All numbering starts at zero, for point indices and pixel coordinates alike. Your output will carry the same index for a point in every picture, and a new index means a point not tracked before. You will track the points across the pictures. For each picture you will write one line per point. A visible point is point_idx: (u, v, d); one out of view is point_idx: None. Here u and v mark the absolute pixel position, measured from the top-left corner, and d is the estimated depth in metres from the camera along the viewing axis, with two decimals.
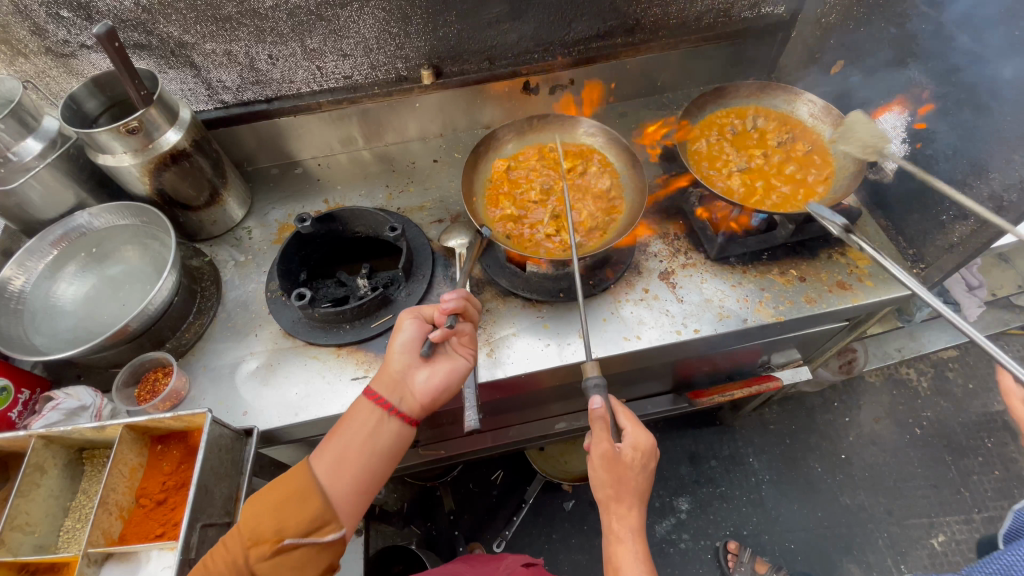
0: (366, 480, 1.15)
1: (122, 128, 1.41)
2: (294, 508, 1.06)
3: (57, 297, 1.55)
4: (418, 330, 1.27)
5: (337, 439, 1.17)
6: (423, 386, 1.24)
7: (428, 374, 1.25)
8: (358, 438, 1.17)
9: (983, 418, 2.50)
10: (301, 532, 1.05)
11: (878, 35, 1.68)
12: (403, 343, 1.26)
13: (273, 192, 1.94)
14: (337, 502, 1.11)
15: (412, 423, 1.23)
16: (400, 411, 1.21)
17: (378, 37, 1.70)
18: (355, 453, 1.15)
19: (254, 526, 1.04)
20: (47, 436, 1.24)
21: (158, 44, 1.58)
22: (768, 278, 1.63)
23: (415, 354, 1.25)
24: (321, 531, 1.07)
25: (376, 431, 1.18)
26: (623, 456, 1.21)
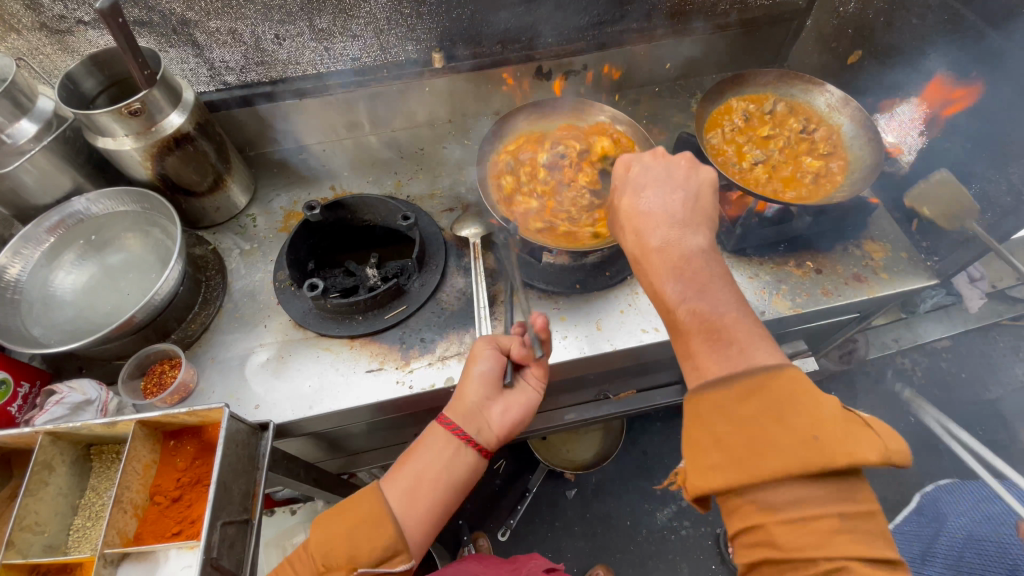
0: (436, 513, 1.02)
1: (124, 110, 1.33)
2: (366, 534, 0.95)
3: (55, 287, 1.49)
4: (497, 359, 1.19)
5: (411, 465, 1.06)
6: (502, 420, 1.16)
7: (502, 409, 1.17)
8: (431, 467, 1.05)
9: (976, 407, 2.54)
10: (376, 557, 0.93)
11: (899, 26, 1.66)
12: (482, 374, 1.17)
13: (277, 177, 1.89)
14: (410, 533, 0.98)
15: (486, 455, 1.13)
16: (477, 442, 1.10)
17: (389, 17, 1.64)
18: (428, 485, 1.03)
19: (326, 550, 0.94)
20: (53, 433, 1.19)
21: (160, 21, 1.50)
22: (785, 271, 1.62)
23: (494, 387, 1.17)
24: (395, 560, 0.95)
25: (449, 464, 1.06)
26: (632, 193, 1.06)
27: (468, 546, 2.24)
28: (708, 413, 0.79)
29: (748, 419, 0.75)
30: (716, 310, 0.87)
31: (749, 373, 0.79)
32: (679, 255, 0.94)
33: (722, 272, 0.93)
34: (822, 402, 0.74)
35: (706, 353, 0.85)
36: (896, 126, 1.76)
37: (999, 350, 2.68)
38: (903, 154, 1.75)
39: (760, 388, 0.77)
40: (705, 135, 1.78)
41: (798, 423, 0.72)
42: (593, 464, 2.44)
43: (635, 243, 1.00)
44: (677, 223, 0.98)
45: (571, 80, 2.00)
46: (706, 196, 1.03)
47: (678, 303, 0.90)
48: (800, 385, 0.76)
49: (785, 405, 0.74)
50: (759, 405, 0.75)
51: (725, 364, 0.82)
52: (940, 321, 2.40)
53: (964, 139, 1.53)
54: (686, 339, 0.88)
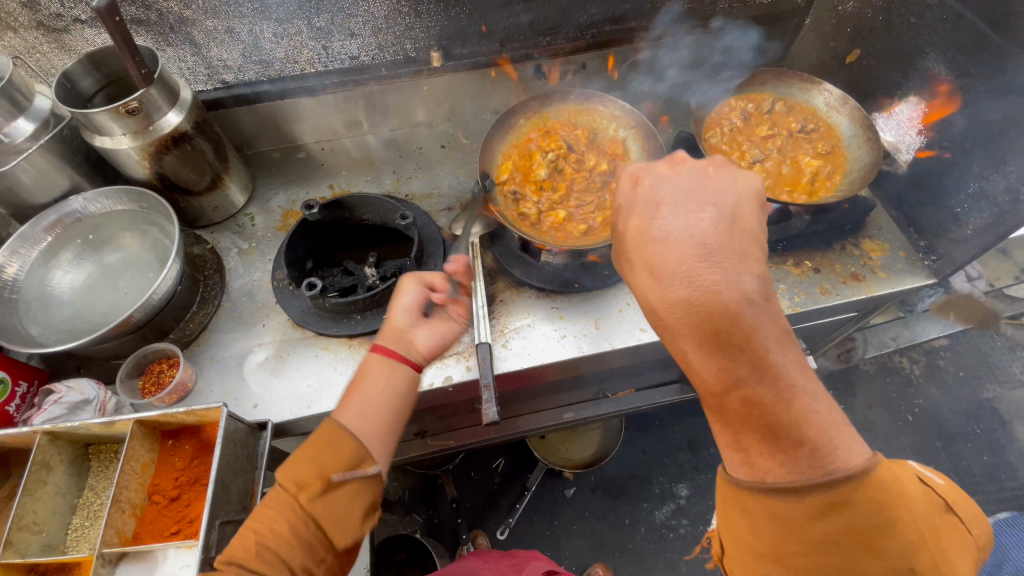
0: (392, 426, 1.10)
1: (122, 109, 1.33)
2: (331, 451, 1.00)
3: (53, 286, 1.48)
4: (421, 294, 1.26)
5: (357, 394, 1.10)
6: (426, 341, 1.23)
7: (428, 333, 1.25)
8: (379, 390, 1.11)
9: (973, 405, 2.55)
10: (346, 468, 0.99)
11: (898, 25, 1.66)
12: (408, 305, 1.24)
13: (275, 176, 1.88)
14: (371, 443, 1.05)
15: (419, 371, 1.21)
16: (407, 360, 1.18)
17: (387, 16, 1.64)
18: (379, 402, 1.10)
19: (295, 475, 0.97)
20: (51, 432, 1.19)
21: (157, 20, 1.49)
22: (783, 270, 1.62)
23: (418, 316, 1.25)
24: (364, 467, 1.01)
25: (391, 382, 1.13)
26: (644, 215, 1.01)
27: (468, 544, 2.25)
28: (767, 519, 0.79)
29: (827, 537, 0.75)
30: (779, 397, 0.83)
31: (832, 485, 0.76)
32: (723, 314, 0.87)
33: (772, 334, 0.87)
34: (911, 513, 0.76)
35: (766, 450, 0.83)
36: (894, 126, 1.76)
37: (997, 349, 2.69)
38: (901, 154, 1.74)
39: (844, 506, 0.75)
40: (704, 134, 1.78)
41: (888, 551, 0.74)
42: (591, 462, 2.44)
43: (654, 286, 0.95)
44: (703, 255, 0.92)
45: (570, 78, 2.00)
46: (743, 216, 0.97)
47: (722, 383, 0.86)
48: (887, 500, 0.75)
49: (873, 530, 0.74)
50: (835, 523, 0.75)
51: (793, 469, 0.80)
52: (937, 320, 2.40)
53: (961, 139, 1.53)
54: (739, 427, 0.86)
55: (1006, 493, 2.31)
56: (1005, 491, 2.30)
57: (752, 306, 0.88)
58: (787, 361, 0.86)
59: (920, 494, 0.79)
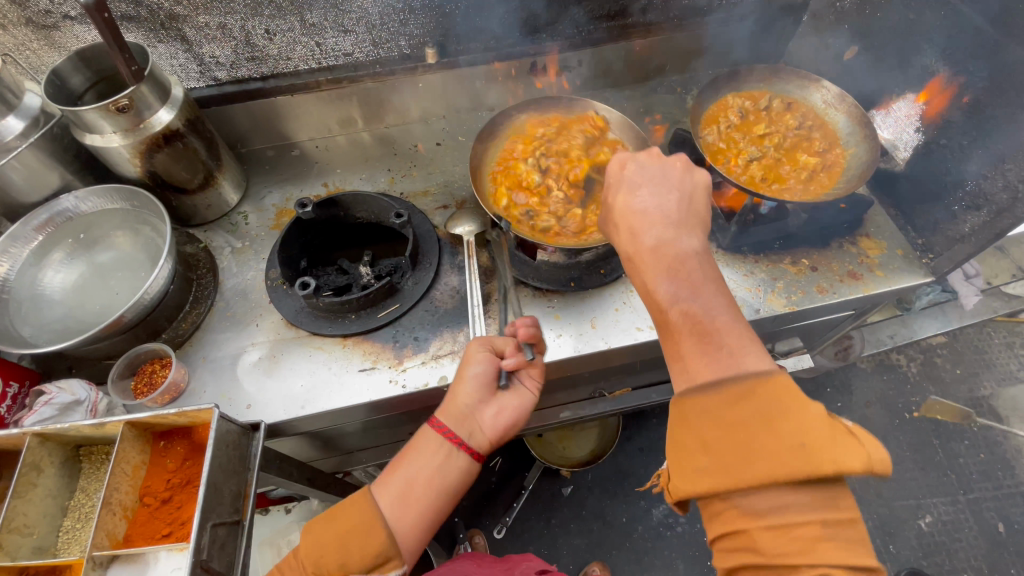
0: (430, 516, 1.01)
1: (112, 106, 1.32)
2: (356, 541, 0.94)
3: (44, 286, 1.47)
4: (491, 362, 1.17)
5: (402, 469, 1.04)
6: (493, 422, 1.14)
7: (495, 413, 1.15)
8: (425, 471, 1.04)
9: (970, 402, 2.55)
10: (366, 567, 0.93)
11: (896, 21, 1.64)
12: (477, 376, 1.15)
13: (269, 174, 1.87)
14: (403, 537, 0.97)
15: (479, 458, 1.11)
16: (469, 445, 1.09)
17: (381, 12, 1.62)
18: (422, 486, 1.02)
19: (315, 556, 0.94)
20: (41, 434, 1.18)
21: (148, 16, 1.47)
22: (780, 268, 1.61)
23: (486, 389, 1.15)
24: (386, 569, 0.93)
25: (442, 467, 1.05)
26: (626, 191, 1.02)
27: (465, 543, 2.25)
28: (694, 413, 0.78)
29: (736, 420, 0.74)
30: (709, 311, 0.85)
31: (739, 378, 0.77)
32: (676, 258, 0.91)
33: (717, 275, 0.90)
34: (810, 406, 0.73)
35: (697, 354, 0.82)
36: (892, 124, 1.75)
37: (994, 346, 2.69)
38: (898, 151, 1.74)
39: (748, 393, 0.75)
40: (701, 132, 1.76)
41: (787, 430, 0.71)
42: (588, 461, 2.43)
43: (631, 244, 0.96)
44: (672, 221, 0.96)
45: (566, 75, 1.99)
46: (699, 198, 1.01)
47: (670, 302, 0.88)
48: (788, 391, 0.74)
49: (775, 412, 0.73)
50: (748, 411, 0.74)
51: (717, 367, 0.80)
52: (934, 318, 2.40)
53: (959, 136, 1.52)
54: (676, 338, 0.86)
55: (1003, 491, 2.31)
56: (1002, 489, 2.30)
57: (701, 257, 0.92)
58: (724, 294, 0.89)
59: (822, 409, 0.74)
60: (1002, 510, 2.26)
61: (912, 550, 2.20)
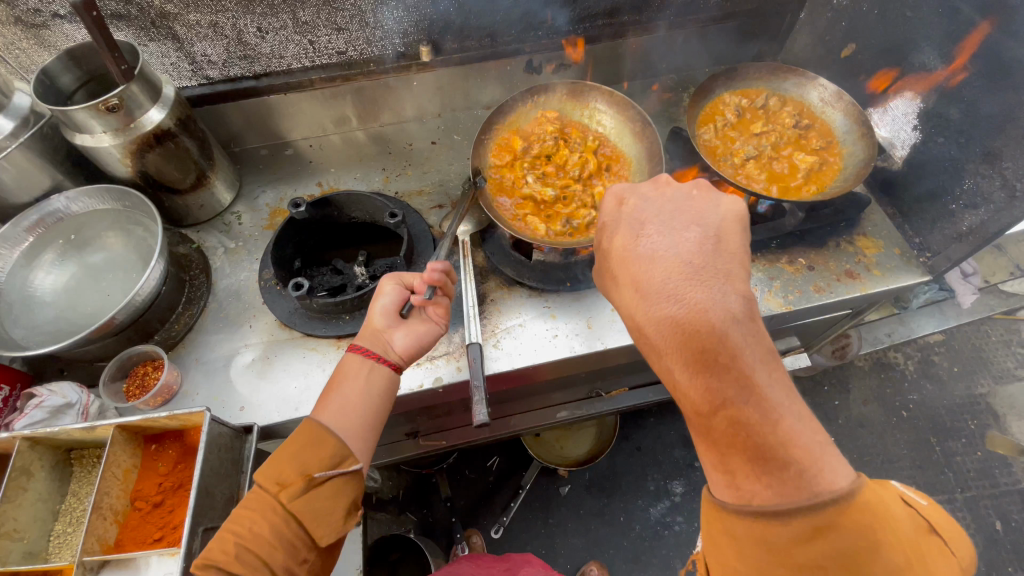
0: (370, 422, 1.10)
1: (101, 105, 1.30)
2: (314, 450, 0.99)
3: (34, 288, 1.45)
4: (400, 294, 1.22)
5: (336, 393, 1.10)
6: (403, 342, 1.20)
7: (406, 335, 1.21)
8: (354, 389, 1.11)
9: (967, 400, 2.55)
10: (327, 466, 0.98)
11: (893, 18, 1.64)
12: (385, 307, 1.20)
13: (263, 173, 1.85)
14: (352, 441, 1.05)
15: (397, 371, 1.18)
16: (382, 359, 1.16)
17: (375, 10, 1.61)
18: (356, 400, 1.10)
19: (275, 474, 0.95)
20: (32, 438, 1.17)
21: (138, 14, 1.45)
22: (777, 267, 1.60)
23: (394, 317, 1.21)
24: (345, 465, 1.00)
25: (368, 381, 1.12)
26: (630, 233, 1.02)
27: (462, 543, 2.24)
28: (755, 543, 0.75)
29: (813, 562, 0.71)
30: (766, 419, 0.78)
31: (812, 509, 0.72)
32: (707, 332, 0.84)
33: (758, 348, 0.84)
34: (896, 534, 0.71)
35: (752, 472, 0.78)
36: (890, 121, 1.74)
37: (990, 344, 2.69)
38: (896, 149, 1.72)
39: (828, 530, 0.71)
40: (697, 131, 1.75)
41: (871, 571, 0.69)
42: (586, 460, 2.43)
43: (643, 311, 0.93)
44: (690, 273, 0.90)
45: (562, 73, 1.97)
46: (727, 238, 0.96)
47: (709, 404, 0.82)
48: (869, 521, 0.71)
49: (857, 552, 0.70)
50: (826, 551, 0.71)
51: (780, 491, 0.75)
52: (931, 316, 2.40)
53: (957, 134, 1.51)
54: (724, 451, 0.81)
55: (1000, 488, 2.31)
56: (999, 486, 2.30)
57: (736, 323, 0.84)
58: (772, 381, 0.82)
59: (903, 510, 0.74)
60: (999, 507, 2.26)
61: None
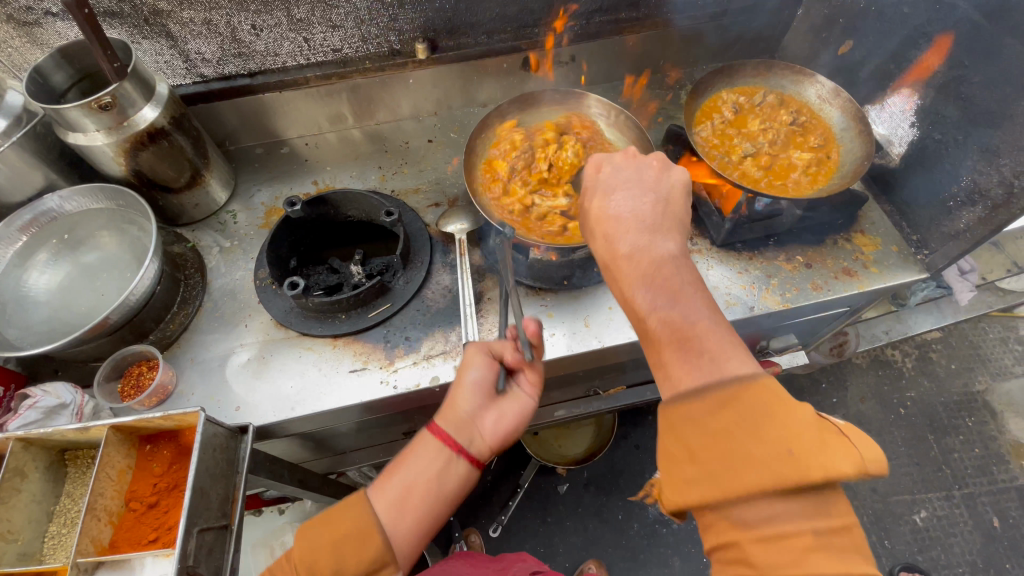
0: (427, 519, 0.98)
1: (93, 103, 1.29)
2: (352, 546, 0.90)
3: (28, 288, 1.44)
4: (489, 367, 1.13)
5: (400, 474, 1.01)
6: (493, 430, 1.10)
7: (495, 418, 1.11)
8: (424, 476, 1.01)
9: (964, 397, 2.55)
10: (361, 570, 0.89)
11: (891, 15, 1.63)
12: (475, 383, 1.11)
13: (258, 172, 1.84)
14: (398, 545, 0.94)
15: (476, 465, 1.07)
16: (468, 453, 1.05)
17: (370, 7, 1.60)
18: (421, 492, 0.99)
19: (309, 561, 0.89)
20: (25, 439, 1.16)
21: (131, 12, 1.44)
22: (775, 265, 1.60)
23: (485, 395, 1.11)
24: (382, 574, 0.90)
25: (444, 473, 1.02)
26: (602, 195, 1.01)
27: (460, 542, 2.24)
28: (678, 421, 0.77)
29: (721, 426, 0.73)
30: (690, 319, 0.83)
31: (720, 384, 0.76)
32: (652, 264, 0.89)
33: (697, 279, 0.89)
34: (795, 412, 0.72)
35: (681, 362, 0.80)
36: (887, 118, 1.73)
37: (988, 341, 2.69)
38: (893, 147, 1.72)
39: (732, 400, 0.74)
40: (694, 128, 1.75)
41: (772, 437, 0.70)
42: (583, 459, 2.43)
43: (604, 249, 0.96)
44: (646, 226, 0.94)
45: (559, 70, 1.96)
46: (677, 198, 1.00)
47: (649, 312, 0.86)
48: (772, 398, 0.73)
49: (759, 419, 0.72)
50: (733, 416, 0.73)
51: (698, 374, 0.79)
52: (928, 313, 2.40)
53: (954, 131, 1.50)
54: (659, 349, 0.84)
55: (997, 485, 2.31)
56: (996, 483, 2.31)
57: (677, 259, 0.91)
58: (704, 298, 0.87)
59: (809, 409, 0.74)
60: (997, 505, 2.27)
61: (907, 545, 2.20)
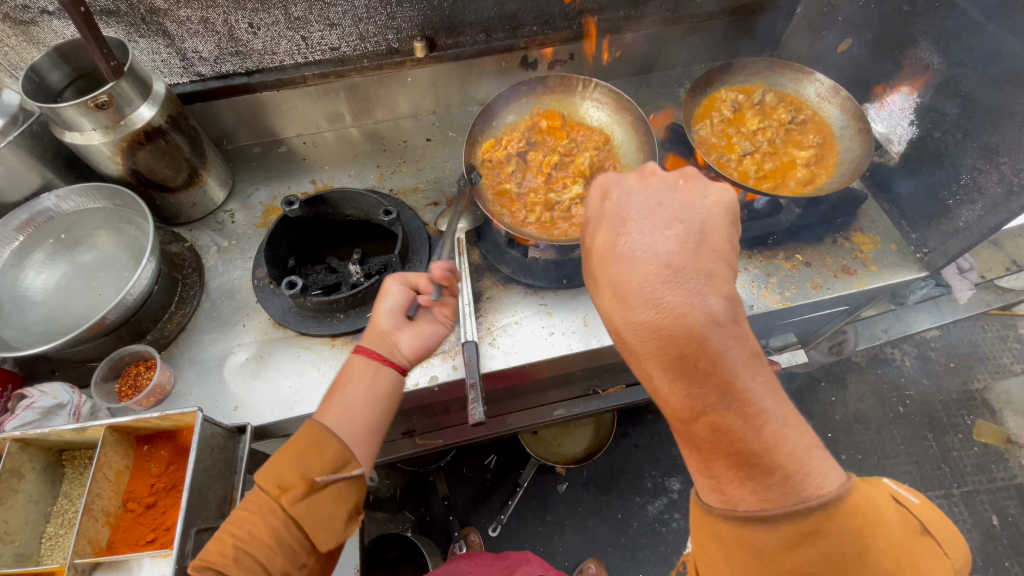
0: (377, 424, 1.06)
1: (90, 102, 1.29)
2: (314, 455, 0.96)
3: (25, 287, 1.44)
4: (405, 294, 1.18)
5: (341, 394, 1.07)
6: (412, 344, 1.16)
7: (412, 335, 1.17)
8: (360, 392, 1.07)
9: (963, 395, 2.55)
10: (327, 471, 0.96)
11: (890, 13, 1.63)
12: (390, 308, 1.16)
13: (256, 171, 1.84)
14: (354, 444, 1.01)
15: (402, 373, 1.15)
16: (390, 362, 1.13)
17: (368, 5, 1.59)
18: (361, 404, 1.06)
19: (275, 477, 0.94)
20: (22, 439, 1.16)
21: (127, 10, 1.43)
22: (774, 264, 1.59)
23: (402, 318, 1.17)
24: (347, 469, 0.98)
25: (374, 382, 1.09)
26: (612, 229, 0.98)
27: (460, 541, 2.24)
28: (742, 549, 0.77)
29: (800, 564, 0.73)
30: (748, 425, 0.80)
31: (800, 515, 0.74)
32: (687, 335, 0.84)
33: (739, 349, 0.84)
34: (881, 535, 0.74)
35: (738, 478, 0.80)
36: (886, 117, 1.73)
37: (987, 339, 2.69)
38: (892, 145, 1.72)
39: (816, 533, 0.73)
40: (693, 126, 1.74)
41: (859, 572, 0.72)
42: (582, 458, 2.43)
43: (617, 309, 0.92)
44: (669, 274, 0.88)
45: (557, 69, 1.96)
46: (710, 235, 0.94)
47: (686, 406, 0.84)
48: (856, 525, 0.73)
49: (845, 555, 0.72)
50: (812, 553, 0.73)
51: (762, 495, 0.78)
52: (928, 311, 2.40)
53: (953, 129, 1.50)
54: (710, 458, 0.83)
55: (997, 484, 2.32)
56: (995, 482, 2.31)
57: (716, 326, 0.84)
58: (755, 382, 0.83)
59: (891, 518, 0.77)
60: (995, 503, 2.27)
61: None
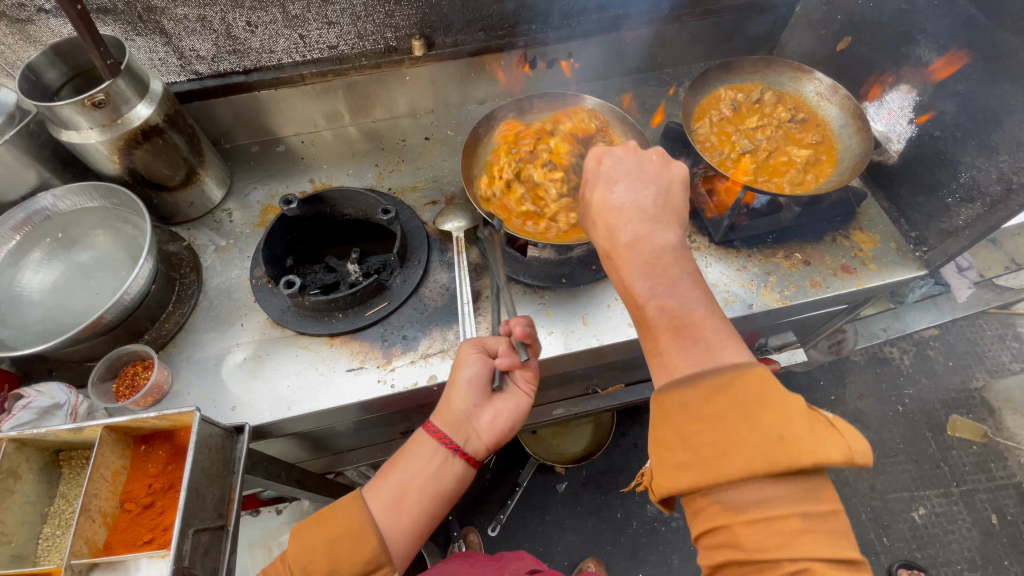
0: (423, 522, 1.01)
1: (87, 101, 1.28)
2: (348, 549, 0.92)
3: (21, 287, 1.43)
4: (484, 365, 1.17)
5: (396, 474, 1.03)
6: (491, 427, 1.14)
7: (490, 417, 1.15)
8: (420, 477, 1.03)
9: (962, 394, 2.55)
10: (358, 572, 0.91)
11: (889, 11, 1.62)
12: (470, 379, 1.14)
13: (254, 170, 1.83)
14: (394, 542, 0.96)
15: (474, 464, 1.10)
16: (465, 451, 1.08)
17: (366, 4, 1.58)
18: (416, 492, 1.01)
19: (305, 561, 0.91)
20: (19, 440, 1.16)
21: (124, 8, 1.43)
22: (774, 262, 1.59)
23: (481, 391, 1.15)
24: (377, 574, 0.92)
25: (439, 472, 1.04)
26: (605, 188, 1.00)
27: (459, 541, 2.23)
28: (672, 407, 0.77)
29: (714, 412, 0.73)
30: (687, 305, 0.84)
31: (715, 371, 0.76)
32: (651, 249, 0.89)
33: (693, 269, 0.89)
34: (788, 399, 0.72)
35: (674, 349, 0.81)
36: (885, 115, 1.73)
37: (986, 338, 2.70)
38: (891, 144, 1.72)
39: (726, 385, 0.74)
40: (692, 126, 1.74)
41: (766, 422, 0.70)
42: (582, 457, 2.42)
43: (605, 237, 0.95)
44: (647, 216, 0.93)
45: (556, 67, 1.95)
46: (676, 193, 0.99)
47: (647, 300, 0.86)
48: (766, 384, 0.73)
49: (752, 405, 0.71)
50: (725, 403, 0.73)
51: (693, 362, 0.78)
52: (927, 310, 2.41)
53: (953, 128, 1.50)
54: (653, 335, 0.85)
55: (995, 482, 2.32)
56: (994, 480, 2.31)
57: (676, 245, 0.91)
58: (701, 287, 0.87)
59: (802, 398, 0.74)
60: (995, 501, 2.27)
61: (906, 542, 2.20)
